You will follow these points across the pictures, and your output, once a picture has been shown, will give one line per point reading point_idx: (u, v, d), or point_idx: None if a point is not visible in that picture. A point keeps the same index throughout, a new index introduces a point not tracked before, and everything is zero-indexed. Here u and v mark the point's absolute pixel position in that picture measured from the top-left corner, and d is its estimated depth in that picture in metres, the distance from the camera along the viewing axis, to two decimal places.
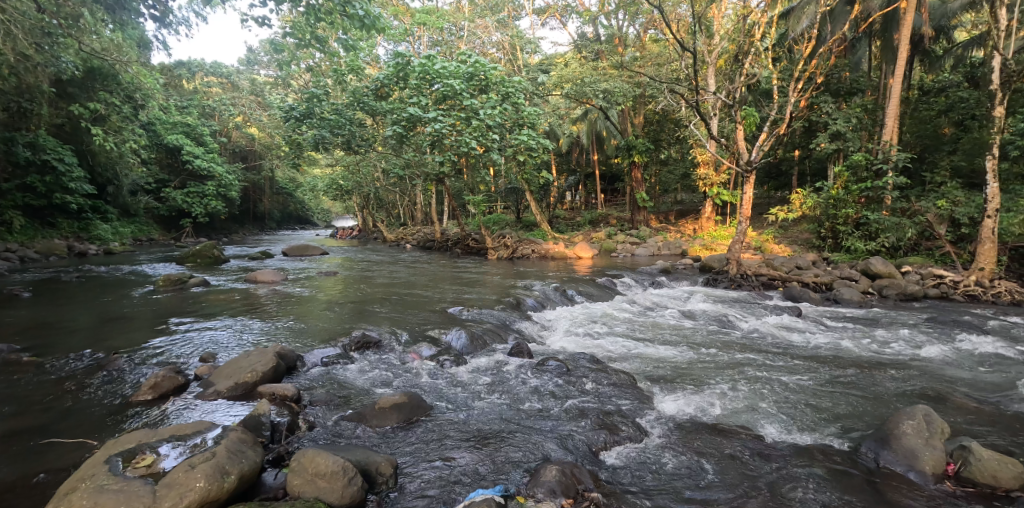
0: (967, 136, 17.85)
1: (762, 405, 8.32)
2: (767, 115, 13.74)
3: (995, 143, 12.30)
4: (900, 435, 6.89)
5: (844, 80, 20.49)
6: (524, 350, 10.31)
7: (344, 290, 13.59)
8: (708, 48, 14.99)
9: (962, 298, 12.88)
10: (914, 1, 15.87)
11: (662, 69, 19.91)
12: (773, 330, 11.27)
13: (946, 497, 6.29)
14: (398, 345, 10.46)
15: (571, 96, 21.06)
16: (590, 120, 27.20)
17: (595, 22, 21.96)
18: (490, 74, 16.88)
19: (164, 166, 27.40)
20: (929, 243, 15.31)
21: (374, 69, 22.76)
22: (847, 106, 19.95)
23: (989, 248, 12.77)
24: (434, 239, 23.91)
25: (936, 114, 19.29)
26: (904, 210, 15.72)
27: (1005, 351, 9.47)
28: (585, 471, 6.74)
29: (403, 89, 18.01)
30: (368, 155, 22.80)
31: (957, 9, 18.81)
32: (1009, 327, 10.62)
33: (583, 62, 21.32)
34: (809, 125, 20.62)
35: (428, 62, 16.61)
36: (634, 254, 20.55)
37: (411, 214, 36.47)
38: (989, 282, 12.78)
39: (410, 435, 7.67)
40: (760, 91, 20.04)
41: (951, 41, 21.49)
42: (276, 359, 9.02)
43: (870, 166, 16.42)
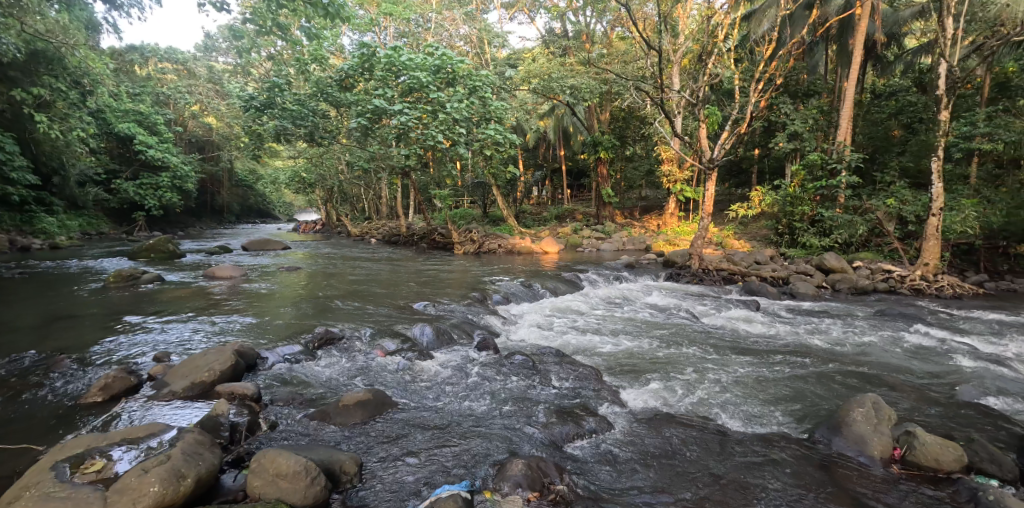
0: (914, 139, 18.79)
1: (726, 396, 8.58)
2: (729, 114, 14.04)
3: (940, 146, 12.96)
4: (850, 422, 7.24)
5: (801, 82, 21.21)
6: (491, 344, 10.32)
7: (307, 286, 13.27)
8: (673, 47, 15.25)
9: (909, 292, 13.57)
10: (868, 8, 16.47)
11: (628, 67, 20.20)
12: (733, 323, 11.63)
13: (891, 479, 6.63)
14: (362, 341, 10.29)
15: (538, 91, 21.32)
16: (557, 115, 27.37)
17: (563, 18, 22.02)
18: (457, 67, 16.78)
19: (114, 155, 25.84)
20: (879, 240, 16.26)
21: (339, 59, 22.20)
22: (804, 107, 20.71)
23: (933, 245, 13.66)
24: (400, 233, 23.61)
25: (888, 117, 20.39)
26: (857, 208, 16.40)
27: (950, 341, 10.03)
28: (551, 464, 6.77)
29: (368, 80, 17.60)
30: (333, 148, 22.27)
31: (907, 18, 19.75)
32: (952, 320, 11.25)
33: (551, 58, 21.60)
34: (768, 125, 21.32)
35: (394, 53, 16.24)
36: (599, 249, 20.86)
37: (375, 208, 35.87)
38: (933, 276, 13.57)
39: (378, 433, 7.55)
40: (722, 91, 20.56)
41: (901, 47, 22.46)
42: (235, 357, 8.72)
43: (825, 165, 17.09)
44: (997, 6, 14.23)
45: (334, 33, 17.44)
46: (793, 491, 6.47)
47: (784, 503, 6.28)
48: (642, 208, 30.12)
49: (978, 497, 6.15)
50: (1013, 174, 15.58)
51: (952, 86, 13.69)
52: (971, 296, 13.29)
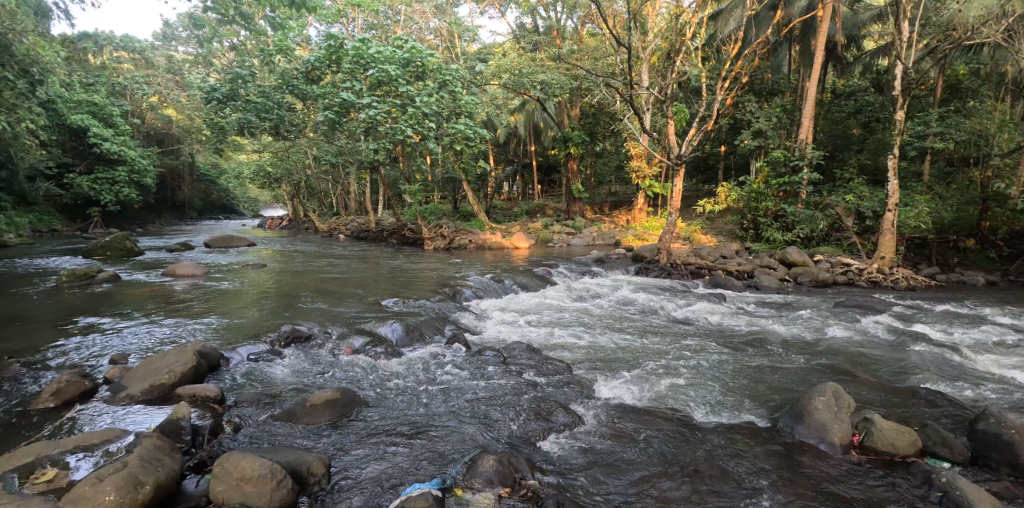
0: (872, 137, 19.57)
1: (695, 388, 8.78)
2: (696, 112, 14.26)
3: (896, 145, 13.56)
4: (812, 410, 7.51)
5: (766, 81, 21.82)
6: (461, 340, 10.29)
7: (275, 284, 12.93)
8: (642, 45, 15.36)
9: (866, 284, 14.19)
10: (829, 9, 16.92)
11: (598, 64, 20.37)
12: (701, 316, 11.93)
13: (850, 464, 6.92)
14: (329, 339, 10.10)
15: (508, 86, 21.33)
16: (528, 110, 27.39)
17: (534, 13, 22.03)
18: (427, 61, 16.56)
19: (66, 148, 24.32)
20: (839, 234, 16.62)
21: (305, 50, 21.63)
22: (768, 105, 21.31)
23: (890, 239, 14.20)
24: (369, 229, 23.21)
25: (847, 115, 21.12)
26: (818, 204, 17.10)
27: (905, 331, 10.50)
28: (523, 460, 6.80)
29: (336, 72, 17.17)
30: (300, 142, 21.71)
31: (867, 21, 20.52)
32: (906, 311, 11.79)
33: (520, 53, 21.56)
34: (734, 122, 21.87)
35: (362, 46, 15.87)
36: (570, 244, 21.03)
37: (344, 203, 35.22)
38: (888, 269, 14.21)
39: (349, 433, 7.42)
40: (689, 88, 20.95)
41: (860, 49, 23.22)
42: (197, 357, 8.42)
43: (788, 162, 17.64)
44: (948, 12, 14.92)
45: (300, 24, 16.94)
46: (757, 478, 6.69)
47: (748, 490, 6.50)
48: (611, 203, 30.42)
49: (931, 479, 6.45)
50: (963, 172, 16.65)
51: (907, 87, 14.23)
52: (923, 287, 13.98)
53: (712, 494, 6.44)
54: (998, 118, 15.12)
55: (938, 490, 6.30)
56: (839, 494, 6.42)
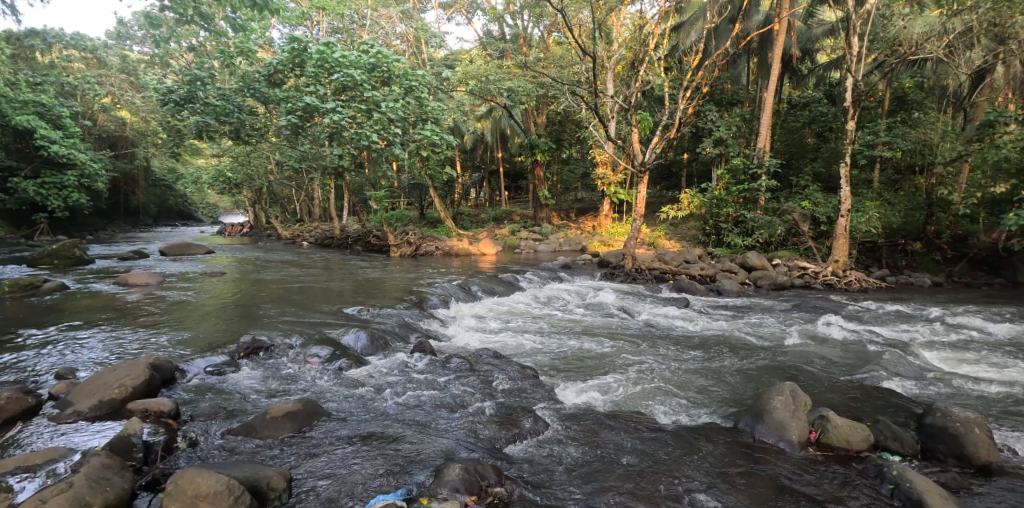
0: (826, 147, 20.69)
1: (661, 391, 8.93)
2: (660, 120, 14.55)
3: (848, 153, 14.20)
4: (771, 409, 7.74)
5: (726, 92, 22.80)
6: (427, 348, 10.17)
7: (235, 293, 12.50)
8: (607, 54, 15.65)
9: (822, 286, 14.78)
10: (784, 23, 17.58)
11: (564, 72, 20.67)
12: (667, 320, 12.18)
13: (805, 460, 7.16)
14: (292, 349, 9.83)
15: (474, 92, 21.36)
16: (495, 117, 27.49)
17: (501, 21, 22.24)
18: (393, 66, 16.40)
19: (9, 150, 22.87)
20: (795, 239, 17.50)
21: (268, 53, 21.09)
22: (728, 115, 22.06)
23: (842, 243, 14.93)
24: (334, 235, 22.76)
25: (802, 125, 21.97)
26: (775, 210, 17.72)
27: (859, 331, 10.96)
28: (489, 467, 6.73)
29: (299, 76, 16.81)
30: (262, 147, 21.17)
31: (819, 35, 21.47)
32: (860, 312, 12.31)
33: (486, 60, 21.69)
34: (696, 131, 22.60)
35: (326, 50, 15.58)
36: (537, 250, 21.17)
37: (307, 210, 34.39)
38: (842, 272, 14.89)
39: (311, 446, 7.22)
40: (653, 97, 21.46)
41: (814, 62, 24.21)
42: (149, 370, 8.02)
43: (747, 170, 18.11)
44: (893, 28, 15.79)
45: (262, 26, 16.54)
46: (718, 477, 6.85)
47: (709, 487, 6.66)
48: (578, 210, 30.72)
49: (884, 472, 6.69)
50: (909, 179, 17.70)
51: (857, 99, 14.93)
52: (875, 289, 14.66)
53: (674, 493, 6.57)
54: (940, 129, 15.99)
55: (890, 482, 6.53)
56: (797, 490, 6.61)
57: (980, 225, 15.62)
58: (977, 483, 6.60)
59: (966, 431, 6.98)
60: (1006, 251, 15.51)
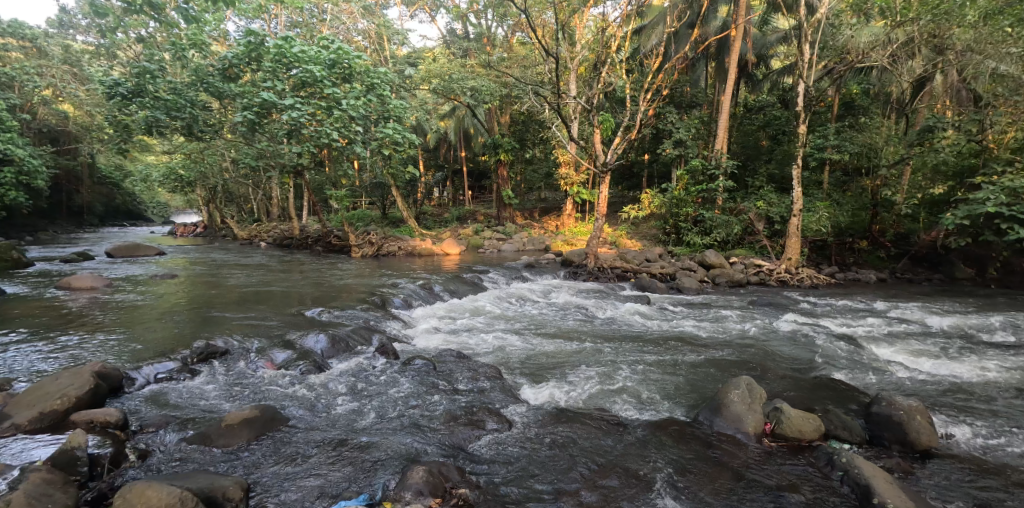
0: (779, 149, 21.55)
1: (624, 389, 9.07)
2: (622, 121, 14.79)
3: (799, 155, 14.78)
4: (728, 403, 8.01)
5: (685, 95, 23.49)
6: (389, 350, 10.01)
7: (190, 296, 11.99)
8: (570, 55, 15.83)
9: (775, 283, 15.40)
10: (741, 30, 18.16)
11: (527, 72, 20.81)
12: (630, 318, 12.40)
13: (761, 450, 7.43)
14: (249, 354, 9.49)
15: (438, 91, 21.35)
16: (458, 116, 27.38)
17: (465, 20, 22.30)
18: (355, 63, 16.07)
19: None
20: (751, 237, 18.16)
21: (224, 46, 20.32)
22: (688, 117, 22.68)
23: (795, 241, 15.58)
24: (293, 235, 22.14)
25: (757, 129, 22.78)
26: (732, 209, 18.34)
27: (810, 326, 11.45)
28: (452, 468, 6.73)
29: (255, 71, 16.29)
30: (216, 143, 20.38)
31: (773, 42, 22.30)
32: (811, 307, 12.87)
33: (450, 59, 21.79)
34: (657, 132, 23.19)
35: (284, 44, 15.19)
36: (501, 250, 21.18)
37: (265, 209, 33.36)
38: (795, 269, 15.55)
39: (269, 453, 7.00)
40: (615, 99, 21.87)
41: (768, 68, 25.08)
42: (96, 379, 7.61)
43: (705, 170, 18.68)
44: (841, 37, 16.63)
45: (217, 18, 15.92)
46: (679, 469, 7.02)
47: (671, 480, 6.82)
48: (540, 209, 30.88)
49: (833, 460, 6.99)
50: (856, 181, 18.63)
51: (808, 103, 15.59)
52: (825, 285, 15.38)
53: (637, 487, 6.70)
54: (884, 133, 16.88)
55: (840, 469, 6.83)
56: (754, 480, 6.84)
57: (920, 225, 16.70)
58: (920, 466, 6.95)
59: (909, 418, 7.36)
60: (943, 249, 16.55)
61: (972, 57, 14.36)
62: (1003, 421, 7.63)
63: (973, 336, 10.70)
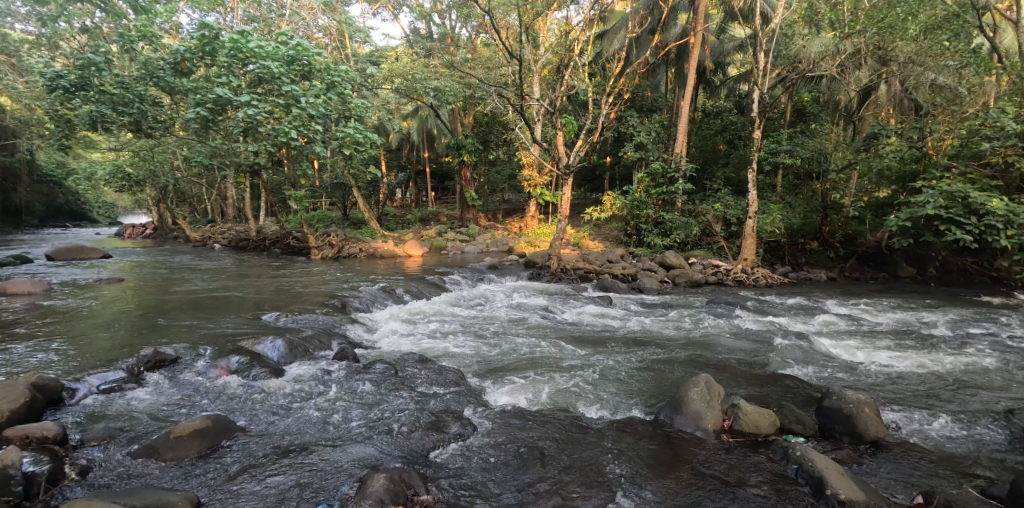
0: (735, 153, 22.34)
1: (588, 390, 9.15)
2: (585, 123, 14.96)
3: (754, 159, 15.31)
4: (688, 401, 8.17)
5: (646, 99, 24.08)
6: (349, 354, 9.76)
7: (138, 301, 11.42)
8: (534, 57, 15.92)
9: (732, 283, 15.93)
10: (700, 37, 18.60)
11: (491, 73, 20.77)
12: (592, 318, 12.55)
13: (720, 446, 7.63)
14: (201, 361, 9.08)
15: (400, 91, 21.25)
16: (421, 117, 26.70)
17: (428, 20, 22.23)
18: (315, 59, 15.64)
19: None
20: (709, 239, 18.73)
21: (175, 39, 19.48)
22: (649, 121, 23.14)
23: (750, 242, 16.15)
24: (250, 236, 21.39)
25: (715, 133, 23.49)
26: (691, 211, 18.85)
27: (765, 324, 11.88)
28: (414, 474, 6.60)
29: (210, 66, 15.71)
30: (167, 140, 19.53)
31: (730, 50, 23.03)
32: (765, 306, 13.38)
33: (413, 58, 21.95)
34: (619, 135, 23.64)
35: (240, 39, 14.73)
36: (464, 251, 21.08)
37: (219, 209, 32.22)
38: (750, 269, 16.14)
39: (221, 464, 6.73)
40: (578, 102, 22.18)
41: (726, 74, 25.78)
42: (31, 391, 7.14)
43: (665, 173, 19.15)
44: (794, 47, 17.41)
45: (169, 9, 15.23)
46: (640, 467, 7.15)
47: (632, 477, 6.95)
48: (504, 211, 30.89)
49: (788, 453, 7.19)
50: (807, 184, 19.51)
51: (762, 110, 16.18)
52: (778, 284, 16.01)
53: (598, 485, 6.80)
54: (833, 139, 17.72)
55: (794, 462, 7.03)
56: (712, 476, 7.01)
57: (867, 226, 17.73)
58: (868, 458, 7.26)
59: (858, 411, 7.70)
60: (889, 249, 17.64)
61: (916, 68, 15.67)
62: (942, 413, 8.07)
63: (914, 332, 11.32)
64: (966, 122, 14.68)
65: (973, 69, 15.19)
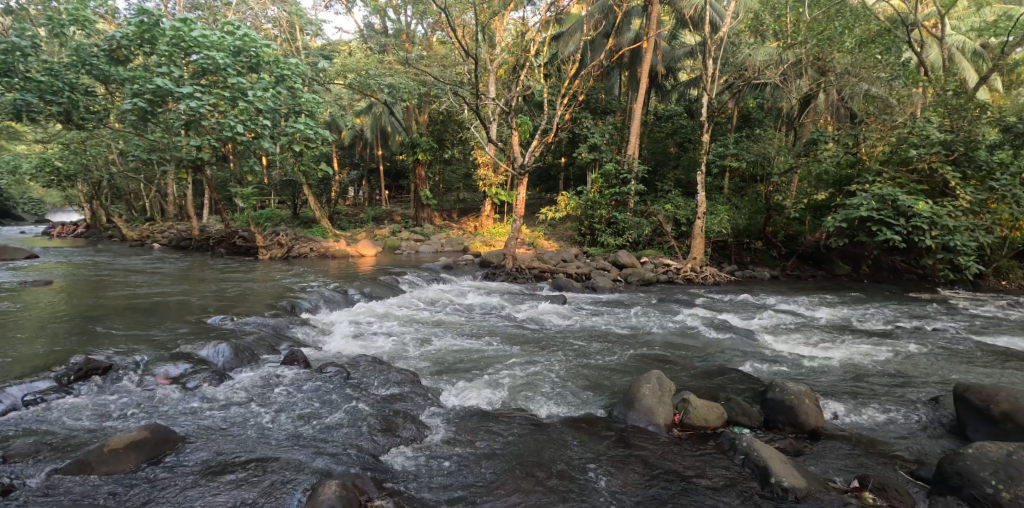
0: (685, 156, 23.12)
1: (543, 388, 9.22)
2: (541, 123, 15.09)
3: (703, 162, 15.87)
4: (640, 397, 8.35)
5: (600, 101, 24.59)
6: (299, 358, 9.41)
7: (67, 305, 10.65)
8: (490, 57, 15.92)
9: (682, 281, 16.53)
10: (653, 42, 19.07)
11: (446, 71, 20.64)
12: (546, 317, 12.68)
13: (672, 439, 7.84)
14: (138, 368, 8.55)
15: (353, 86, 20.91)
16: (375, 114, 26.41)
17: (383, 16, 21.88)
18: (262, 52, 15.08)
19: None
20: (660, 239, 19.28)
21: (112, 25, 18.35)
22: (603, 123, 23.79)
23: (699, 242, 16.75)
24: (192, 235, 20.34)
25: (666, 136, 24.20)
26: (643, 211, 19.38)
27: (713, 321, 12.35)
28: (368, 480, 6.46)
29: (149, 54, 14.86)
30: (101, 131, 18.30)
31: (680, 56, 23.80)
32: (713, 303, 13.94)
33: (367, 54, 21.57)
34: (573, 137, 24.07)
35: (182, 26, 14.04)
36: (418, 251, 20.81)
37: (157, 207, 30.58)
38: (699, 268, 16.76)
39: (161, 476, 6.37)
40: (533, 102, 22.43)
41: (676, 79, 26.60)
42: None
43: (618, 175, 19.59)
44: (741, 55, 18.20)
45: None
46: (596, 461, 7.28)
47: (587, 471, 7.07)
48: (460, 211, 30.72)
49: (736, 444, 7.43)
50: (752, 186, 20.46)
51: (711, 115, 16.82)
52: (724, 282, 16.71)
53: (555, 480, 6.88)
54: (776, 145, 18.65)
55: (741, 453, 7.27)
56: (663, 468, 7.18)
57: (806, 227, 18.51)
58: (810, 446, 7.63)
59: (799, 402, 8.10)
60: (826, 248, 18.51)
61: (851, 80, 16.54)
62: (872, 402, 8.63)
63: (849, 326, 12.07)
64: (897, 131, 15.84)
65: (902, 82, 16.67)
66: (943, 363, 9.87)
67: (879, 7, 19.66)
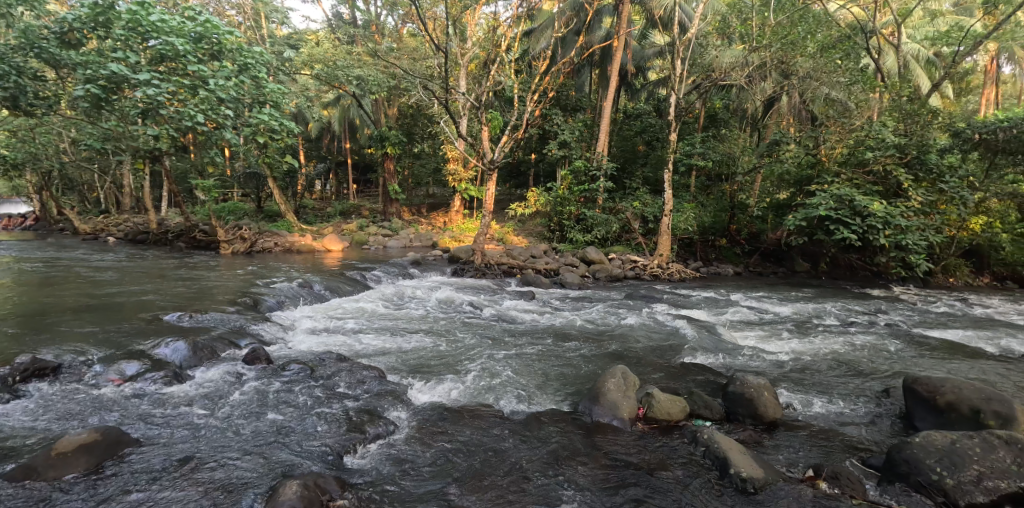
0: (653, 154, 23.53)
1: (510, 384, 9.22)
2: (512, 120, 15.06)
3: (670, 161, 16.13)
4: (606, 392, 8.47)
5: (569, 98, 24.78)
6: (261, 355, 9.12)
7: (12, 302, 10.11)
8: (462, 50, 15.82)
9: (649, 277, 16.87)
10: (622, 41, 19.26)
11: (416, 64, 20.36)
12: (517, 313, 12.73)
13: (636, 432, 7.98)
14: (90, 367, 8.17)
15: (320, 77, 20.50)
16: (343, 106, 25.92)
17: (353, 6, 21.49)
18: (225, 39, 14.61)
19: None
20: (627, 235, 19.56)
21: (66, 7, 17.50)
22: (572, 120, 23.87)
23: (665, 239, 17.07)
24: (149, 229, 19.59)
25: (634, 134, 24.53)
26: (611, 209, 19.64)
27: (679, 316, 12.63)
28: (331, 479, 6.35)
29: (102, 38, 14.19)
30: (52, 118, 17.40)
31: (649, 55, 24.15)
32: (679, 299, 14.25)
33: (336, 45, 21.13)
34: (542, 133, 24.17)
35: (139, 10, 13.45)
36: (386, 246, 20.55)
37: (113, 198, 29.38)
38: (665, 265, 17.10)
39: (111, 480, 6.12)
40: (503, 97, 22.37)
41: (645, 79, 26.98)
42: None
43: (587, 171, 19.83)
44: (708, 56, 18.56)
45: None
46: (563, 455, 7.34)
47: (553, 465, 7.13)
48: (428, 206, 30.49)
49: (697, 437, 7.61)
50: (717, 185, 20.98)
51: (678, 114, 17.14)
52: (689, 278, 17.12)
53: (522, 475, 6.91)
54: (740, 145, 19.13)
55: (702, 445, 7.45)
56: (627, 461, 7.29)
57: (767, 225, 19.20)
58: (768, 437, 7.87)
59: (758, 395, 8.35)
60: (786, 245, 19.10)
61: (811, 83, 17.11)
62: (827, 395, 8.97)
63: (808, 322, 12.51)
64: (854, 134, 16.51)
65: (859, 86, 17.13)
66: (895, 357, 10.31)
67: (842, 15, 20.37)
